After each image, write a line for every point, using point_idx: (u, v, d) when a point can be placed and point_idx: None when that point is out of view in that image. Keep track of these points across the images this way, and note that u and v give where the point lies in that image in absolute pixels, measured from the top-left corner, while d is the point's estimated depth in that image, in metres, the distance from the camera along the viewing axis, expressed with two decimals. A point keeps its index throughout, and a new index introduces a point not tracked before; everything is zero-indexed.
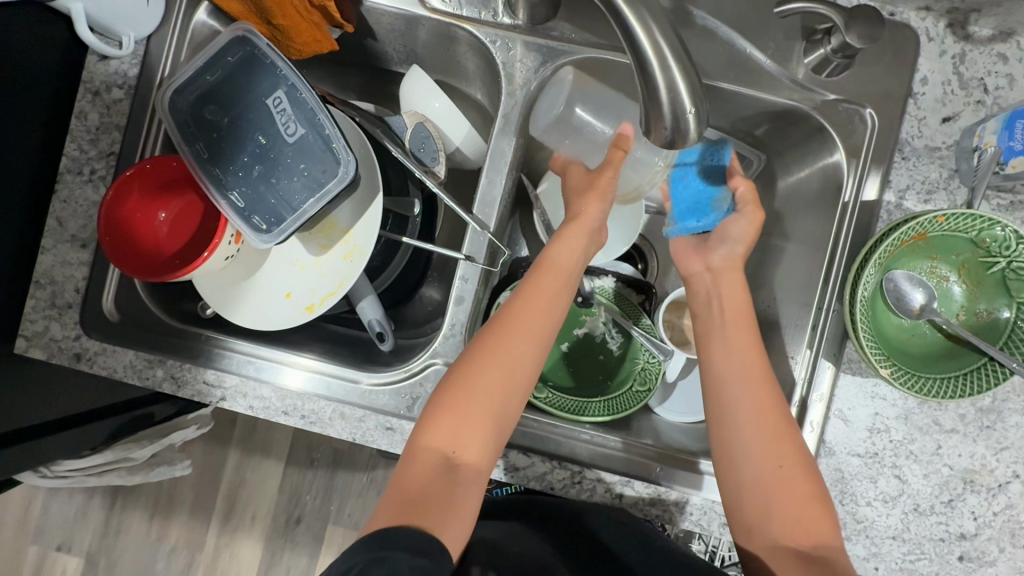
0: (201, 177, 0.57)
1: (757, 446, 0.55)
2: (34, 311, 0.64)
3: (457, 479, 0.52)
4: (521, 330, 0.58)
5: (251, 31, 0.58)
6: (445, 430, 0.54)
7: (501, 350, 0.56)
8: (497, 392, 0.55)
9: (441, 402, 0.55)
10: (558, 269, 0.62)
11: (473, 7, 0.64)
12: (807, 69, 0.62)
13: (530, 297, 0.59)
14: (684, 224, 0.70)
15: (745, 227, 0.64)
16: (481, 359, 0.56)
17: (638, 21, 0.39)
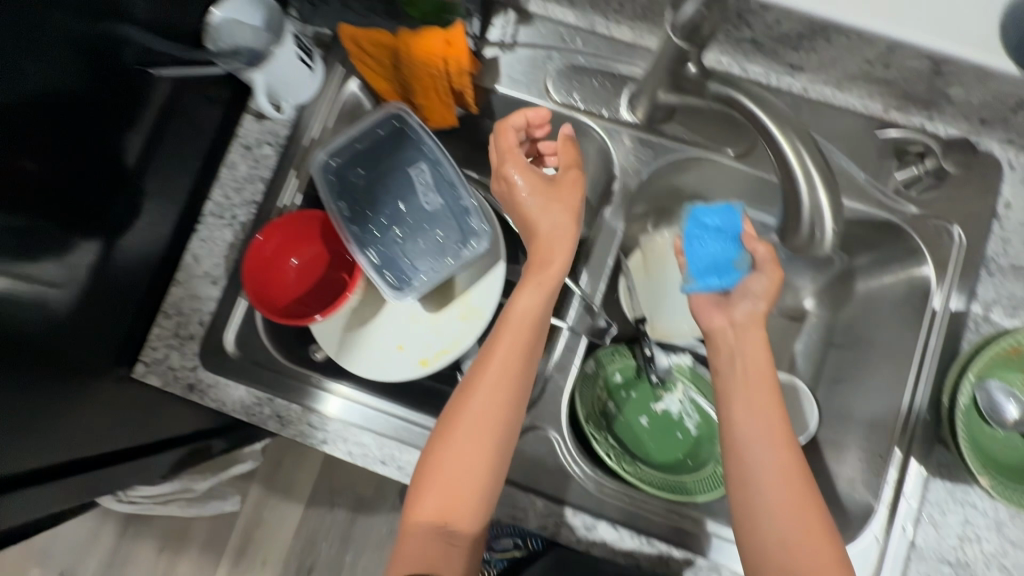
0: (345, 234, 0.62)
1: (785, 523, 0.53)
2: (158, 338, 0.68)
3: (453, 544, 0.54)
4: (491, 395, 0.55)
5: (404, 110, 0.65)
6: (431, 501, 0.55)
7: (476, 417, 0.55)
8: (481, 457, 0.54)
9: (425, 471, 0.55)
10: (517, 323, 0.57)
11: (596, 105, 0.70)
12: (898, 183, 0.67)
13: (499, 360, 0.56)
14: (702, 282, 0.66)
15: (765, 284, 0.63)
16: (454, 431, 0.55)
17: (788, 143, 0.45)
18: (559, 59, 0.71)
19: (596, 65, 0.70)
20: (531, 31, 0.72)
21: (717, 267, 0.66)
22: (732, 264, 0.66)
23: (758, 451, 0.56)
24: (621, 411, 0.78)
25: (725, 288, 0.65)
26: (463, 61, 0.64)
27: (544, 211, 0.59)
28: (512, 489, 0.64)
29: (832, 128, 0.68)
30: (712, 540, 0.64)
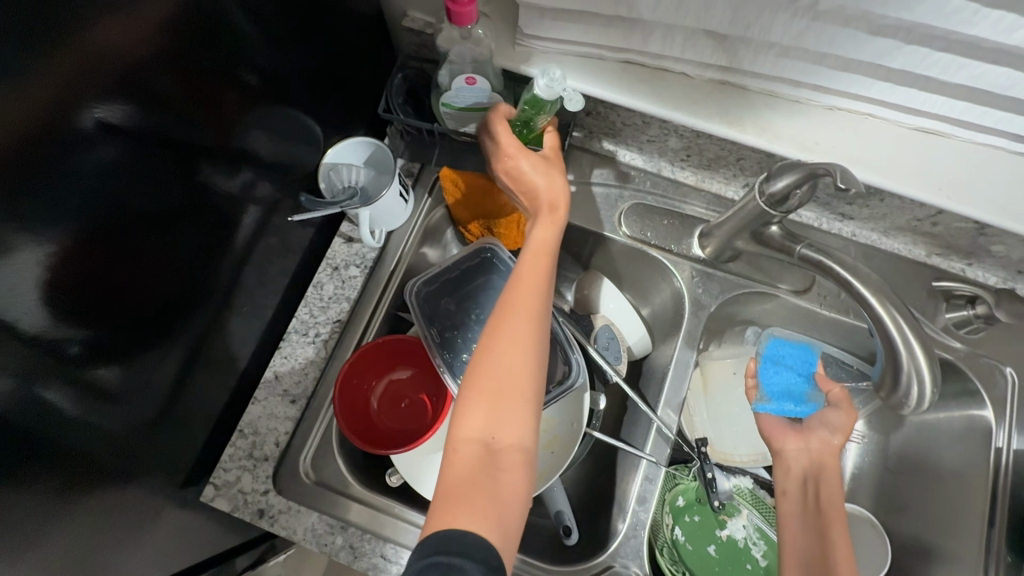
0: (438, 361, 0.65)
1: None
2: (231, 459, 0.67)
3: (501, 462, 0.48)
4: (518, 311, 0.53)
5: (495, 244, 0.71)
6: (476, 419, 0.49)
7: (507, 332, 0.52)
8: (516, 370, 0.51)
9: (465, 393, 0.50)
10: (536, 252, 0.57)
11: (664, 240, 0.76)
12: (947, 322, 0.73)
13: (525, 281, 0.55)
14: (778, 405, 0.74)
15: (843, 419, 0.71)
16: (485, 353, 0.51)
17: (885, 311, 0.51)
18: (630, 198, 0.78)
19: (663, 204, 0.78)
20: (603, 173, 0.79)
21: (790, 394, 0.75)
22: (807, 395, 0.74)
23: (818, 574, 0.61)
24: (688, 538, 0.77)
25: (797, 414, 0.74)
26: None
27: (546, 171, 0.60)
28: None
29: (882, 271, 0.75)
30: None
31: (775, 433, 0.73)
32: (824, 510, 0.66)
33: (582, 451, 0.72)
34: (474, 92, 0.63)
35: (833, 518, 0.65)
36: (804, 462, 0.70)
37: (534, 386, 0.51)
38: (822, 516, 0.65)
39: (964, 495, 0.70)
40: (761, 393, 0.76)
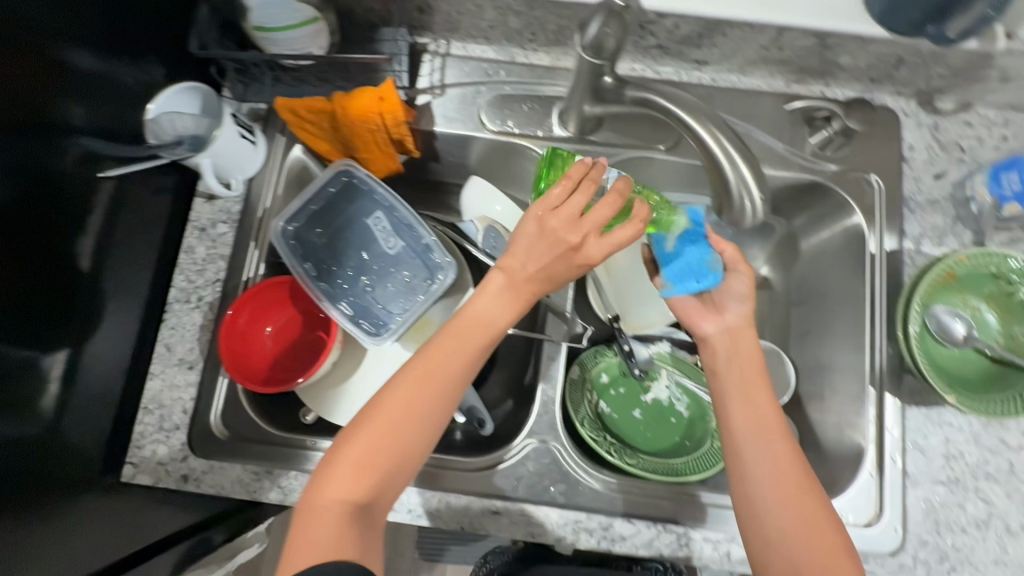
0: (316, 293, 0.63)
1: (800, 557, 0.56)
2: (143, 436, 0.67)
3: (370, 521, 0.52)
4: (426, 386, 0.54)
5: (351, 165, 0.67)
6: (352, 480, 0.52)
7: (403, 407, 0.54)
8: (402, 447, 0.54)
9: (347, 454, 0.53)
10: (474, 324, 0.56)
11: (529, 127, 0.75)
12: (813, 146, 0.74)
13: (445, 351, 0.55)
14: (681, 286, 0.66)
15: (747, 283, 0.66)
16: (379, 417, 0.54)
17: (706, 131, 0.51)
18: (488, 91, 0.76)
19: (522, 91, 0.76)
20: (456, 71, 0.76)
21: (692, 269, 0.66)
22: (708, 266, 0.65)
23: (769, 483, 0.58)
24: (614, 409, 0.80)
25: (705, 288, 0.64)
26: (399, 115, 0.68)
27: (559, 279, 0.56)
28: (524, 506, 0.65)
29: (746, 109, 0.75)
30: (710, 510, 0.65)
31: (691, 317, 0.67)
32: (765, 409, 0.61)
33: None
34: (281, 8, 0.61)
35: (770, 412, 0.61)
36: (727, 343, 0.65)
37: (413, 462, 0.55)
38: (769, 423, 0.60)
39: (851, 303, 0.73)
40: (663, 278, 0.66)
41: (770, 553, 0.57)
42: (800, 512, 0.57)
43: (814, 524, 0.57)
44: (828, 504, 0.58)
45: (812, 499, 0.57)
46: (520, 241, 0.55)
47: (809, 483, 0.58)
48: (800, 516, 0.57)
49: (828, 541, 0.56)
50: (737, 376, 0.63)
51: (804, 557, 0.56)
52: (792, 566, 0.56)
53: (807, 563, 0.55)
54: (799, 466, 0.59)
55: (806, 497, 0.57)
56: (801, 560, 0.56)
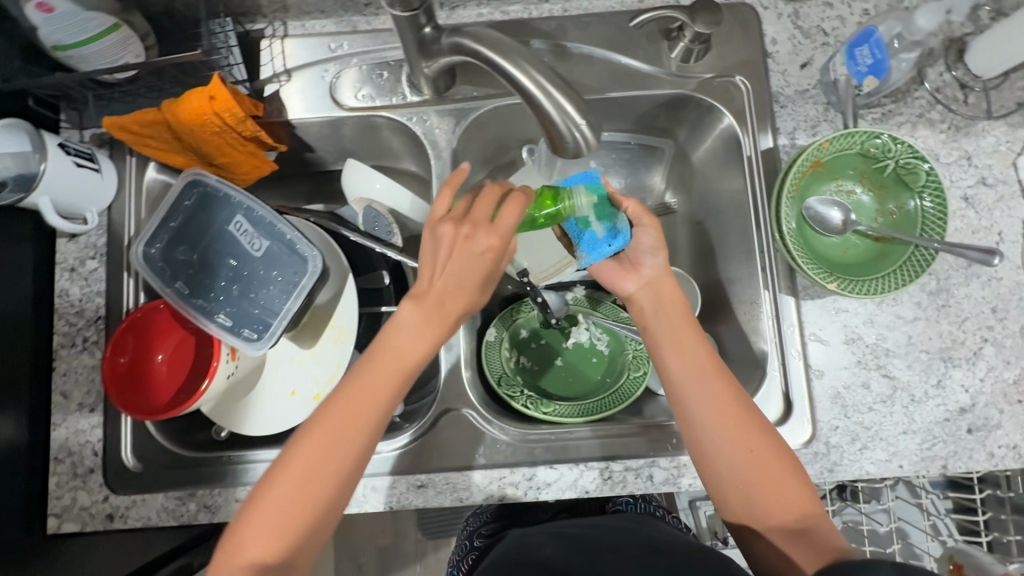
0: (190, 311, 0.62)
1: (750, 486, 0.57)
2: (59, 486, 0.66)
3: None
4: (336, 429, 0.52)
5: (200, 174, 0.64)
6: (265, 538, 0.49)
7: (318, 454, 0.51)
8: (325, 493, 0.51)
9: (260, 511, 0.50)
10: (392, 360, 0.53)
11: (386, 97, 0.72)
12: (676, 61, 0.72)
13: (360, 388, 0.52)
14: (597, 255, 0.66)
15: (655, 235, 0.65)
16: (298, 462, 0.51)
17: (516, 68, 0.49)
18: (335, 68, 0.73)
19: (370, 60, 0.73)
20: (299, 53, 0.73)
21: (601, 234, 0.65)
22: (613, 228, 0.65)
23: (714, 425, 0.58)
24: (536, 361, 0.81)
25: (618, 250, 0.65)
26: (236, 110, 0.64)
27: (459, 292, 0.53)
28: (449, 473, 0.66)
29: (601, 34, 0.72)
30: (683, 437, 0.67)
31: (610, 280, 0.67)
32: (704, 353, 0.61)
33: None
34: (70, 23, 0.57)
35: (706, 362, 0.60)
36: (651, 297, 0.64)
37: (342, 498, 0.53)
38: (708, 365, 0.60)
39: (738, 212, 0.72)
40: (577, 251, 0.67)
41: (724, 489, 0.58)
42: (747, 447, 0.57)
43: (762, 452, 0.57)
44: (772, 432, 0.59)
45: (755, 430, 0.58)
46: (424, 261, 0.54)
47: (753, 416, 0.58)
48: (746, 449, 0.57)
49: (775, 465, 0.57)
50: (670, 325, 0.62)
51: (751, 486, 0.57)
52: (744, 494, 0.57)
53: (758, 491, 0.57)
54: (739, 402, 0.59)
55: (751, 430, 0.58)
56: (753, 489, 0.57)
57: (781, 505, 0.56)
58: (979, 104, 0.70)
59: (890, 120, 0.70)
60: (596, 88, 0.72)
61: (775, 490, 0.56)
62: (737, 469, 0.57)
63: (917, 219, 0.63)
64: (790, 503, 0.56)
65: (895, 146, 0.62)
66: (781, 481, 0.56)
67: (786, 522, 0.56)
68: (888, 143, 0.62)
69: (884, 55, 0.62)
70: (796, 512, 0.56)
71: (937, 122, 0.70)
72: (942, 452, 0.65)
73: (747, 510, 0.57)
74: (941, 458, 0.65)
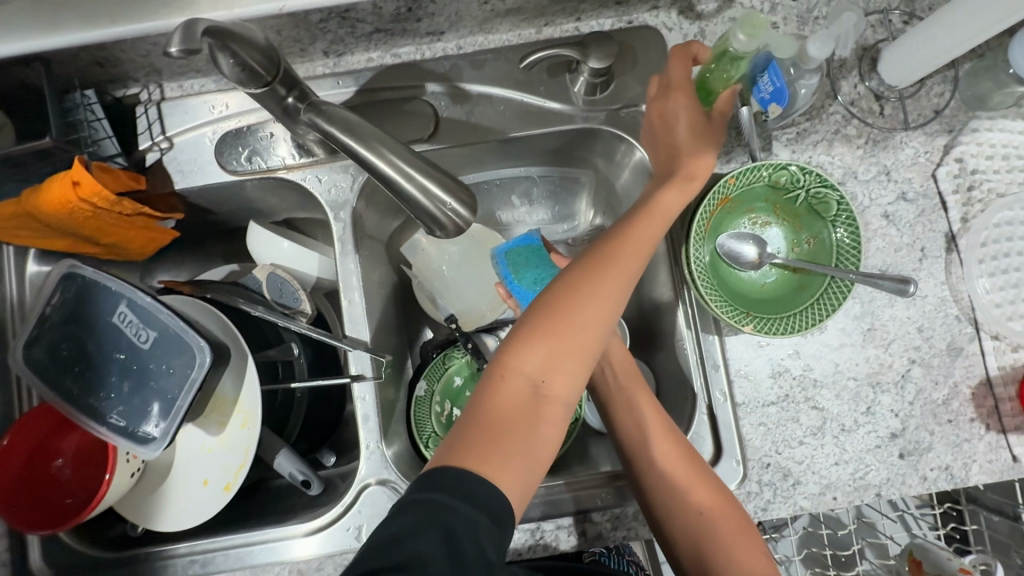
0: (78, 413, 0.59)
1: (708, 550, 0.55)
2: None
3: (515, 443, 0.46)
4: (606, 287, 0.50)
5: (75, 264, 0.60)
6: (538, 357, 0.48)
7: (584, 311, 0.49)
8: (547, 375, 0.48)
9: (536, 325, 0.49)
10: (658, 222, 0.54)
11: (277, 157, 0.68)
12: (580, 95, 0.68)
13: (623, 255, 0.51)
14: None
15: None
16: (559, 336, 0.48)
17: (368, 150, 0.45)
18: (221, 131, 0.68)
19: (258, 120, 0.68)
20: (180, 117, 0.68)
21: None
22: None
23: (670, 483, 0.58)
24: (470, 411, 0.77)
25: None
26: (104, 193, 0.60)
27: (707, 145, 0.57)
28: None
29: (500, 71, 0.68)
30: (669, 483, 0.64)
31: None
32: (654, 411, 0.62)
33: (313, 396, 0.74)
34: None
35: (657, 418, 0.61)
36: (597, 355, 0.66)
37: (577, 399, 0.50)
38: (656, 420, 0.61)
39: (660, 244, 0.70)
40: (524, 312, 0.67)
41: (686, 552, 0.57)
42: (697, 508, 0.57)
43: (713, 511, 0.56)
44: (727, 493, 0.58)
45: (707, 486, 0.57)
46: (653, 136, 0.61)
47: (705, 478, 0.58)
48: (698, 507, 0.57)
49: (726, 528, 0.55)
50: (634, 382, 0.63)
51: (709, 547, 0.55)
52: (699, 556, 0.56)
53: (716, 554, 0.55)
54: (693, 460, 0.59)
55: (705, 487, 0.57)
56: (710, 551, 0.55)
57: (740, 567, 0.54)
58: (895, 114, 0.67)
59: (805, 139, 0.67)
60: (498, 129, 0.68)
61: (734, 556, 0.54)
62: (694, 533, 0.56)
63: (832, 250, 0.61)
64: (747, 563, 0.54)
65: (804, 176, 0.59)
66: (740, 546, 0.55)
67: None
68: (797, 173, 0.59)
69: (780, 81, 0.58)
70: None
71: (854, 138, 0.67)
72: (875, 480, 0.64)
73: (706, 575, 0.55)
74: (875, 486, 0.64)
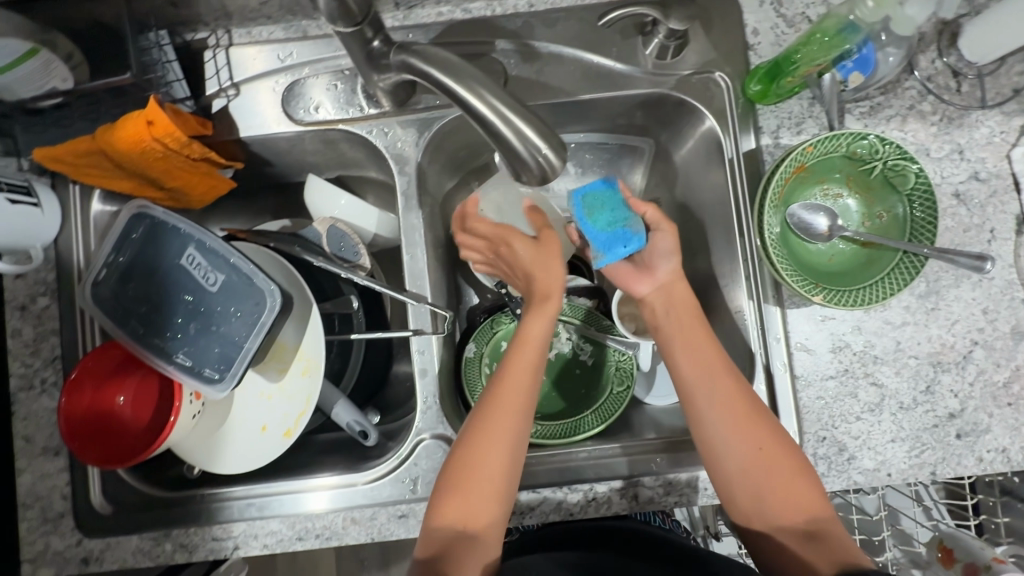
0: (146, 353, 0.59)
1: (765, 492, 0.56)
2: (30, 532, 0.65)
3: (478, 531, 0.54)
4: (495, 410, 0.57)
5: (146, 204, 0.61)
6: (478, 462, 0.55)
7: (496, 422, 0.56)
8: (493, 474, 0.55)
9: (474, 428, 0.57)
10: (533, 342, 0.60)
11: (342, 109, 0.68)
12: (651, 58, 0.67)
13: (514, 379, 0.58)
14: (612, 255, 0.63)
15: (670, 240, 0.63)
16: (466, 476, 0.55)
17: (468, 90, 0.44)
18: (287, 80, 0.68)
19: (325, 70, 0.68)
20: (246, 64, 0.68)
21: (617, 235, 0.63)
22: (631, 230, 0.63)
23: (729, 434, 0.57)
24: None
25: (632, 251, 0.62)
26: (177, 134, 0.60)
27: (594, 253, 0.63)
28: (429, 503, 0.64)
29: (571, 32, 0.67)
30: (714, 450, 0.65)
31: (625, 281, 0.66)
32: (714, 359, 0.59)
33: (365, 352, 0.74)
34: None
35: (716, 359, 0.59)
36: (661, 296, 0.64)
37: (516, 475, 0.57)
38: (716, 369, 0.59)
39: (721, 215, 0.70)
40: (592, 250, 0.64)
41: (740, 493, 0.57)
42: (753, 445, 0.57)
43: (772, 457, 0.56)
44: (788, 440, 0.57)
45: (768, 433, 0.57)
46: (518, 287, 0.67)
47: (763, 417, 0.58)
48: (755, 445, 0.57)
49: (783, 473, 0.56)
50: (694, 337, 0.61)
51: (766, 488, 0.56)
52: (756, 497, 0.56)
53: (770, 497, 0.56)
54: (750, 401, 0.58)
55: (765, 433, 0.57)
56: (764, 493, 0.56)
57: (793, 508, 0.55)
58: (971, 92, 0.66)
59: (879, 113, 0.66)
60: (565, 89, 0.68)
61: (784, 491, 0.56)
62: (749, 477, 0.56)
63: (906, 225, 0.60)
64: (800, 505, 0.55)
65: (883, 147, 0.59)
66: (791, 483, 0.55)
67: (794, 527, 0.55)
68: (876, 144, 0.59)
69: (868, 47, 0.61)
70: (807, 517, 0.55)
71: (929, 114, 0.66)
72: (930, 459, 0.64)
73: (758, 515, 0.56)
74: (929, 465, 0.64)
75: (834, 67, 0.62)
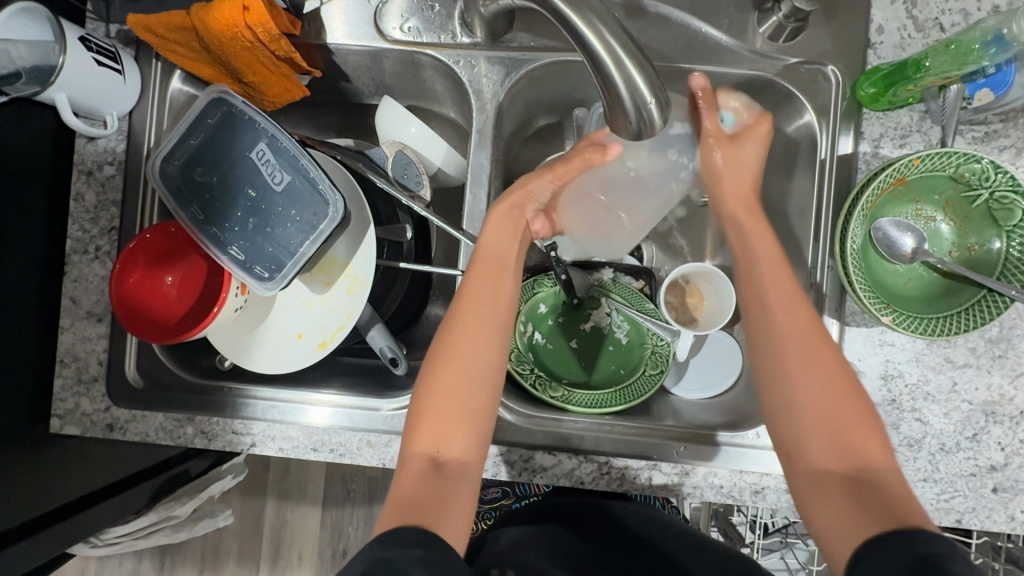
0: (201, 237, 0.59)
1: (811, 400, 0.50)
2: (63, 389, 0.67)
3: (447, 474, 0.51)
4: (470, 323, 0.55)
5: (225, 91, 0.60)
6: (451, 379, 0.54)
7: (466, 342, 0.55)
8: (459, 401, 0.53)
9: (446, 340, 0.55)
10: (495, 256, 0.58)
11: (432, 34, 0.66)
12: (763, 38, 0.64)
13: (476, 291, 0.56)
14: None
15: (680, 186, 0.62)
16: (435, 393, 0.53)
17: (585, 23, 0.42)
18: None
19: None
20: None
21: None
22: None
23: (787, 343, 0.52)
24: (550, 340, 0.77)
25: None
26: (269, 25, 0.59)
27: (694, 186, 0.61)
28: None
29: None
30: (735, 450, 0.64)
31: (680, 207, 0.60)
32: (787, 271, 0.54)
33: (407, 285, 0.74)
34: None
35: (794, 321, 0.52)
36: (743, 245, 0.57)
37: (482, 406, 0.54)
38: (797, 302, 0.53)
39: (799, 217, 0.67)
40: None
41: (791, 421, 0.50)
42: (830, 434, 0.48)
43: (833, 390, 0.50)
44: (868, 402, 0.50)
45: (844, 382, 0.50)
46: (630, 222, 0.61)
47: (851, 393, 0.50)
48: (833, 438, 0.48)
49: (848, 407, 0.49)
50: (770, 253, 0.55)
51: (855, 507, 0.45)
52: (846, 510, 0.45)
53: (814, 430, 0.49)
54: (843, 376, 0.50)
55: (837, 384, 0.50)
56: (808, 430, 0.49)
57: (841, 443, 0.48)
58: None
59: (994, 142, 0.60)
60: (662, 55, 0.65)
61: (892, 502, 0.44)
62: (808, 402, 0.50)
63: (998, 263, 0.57)
64: (855, 449, 0.47)
65: (995, 174, 0.55)
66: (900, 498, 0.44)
67: (840, 468, 0.47)
68: (988, 170, 0.55)
69: (1009, 67, 0.56)
70: (855, 452, 0.47)
71: None
72: (960, 508, 0.61)
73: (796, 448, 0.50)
74: (956, 512, 0.61)
75: (963, 81, 0.58)
